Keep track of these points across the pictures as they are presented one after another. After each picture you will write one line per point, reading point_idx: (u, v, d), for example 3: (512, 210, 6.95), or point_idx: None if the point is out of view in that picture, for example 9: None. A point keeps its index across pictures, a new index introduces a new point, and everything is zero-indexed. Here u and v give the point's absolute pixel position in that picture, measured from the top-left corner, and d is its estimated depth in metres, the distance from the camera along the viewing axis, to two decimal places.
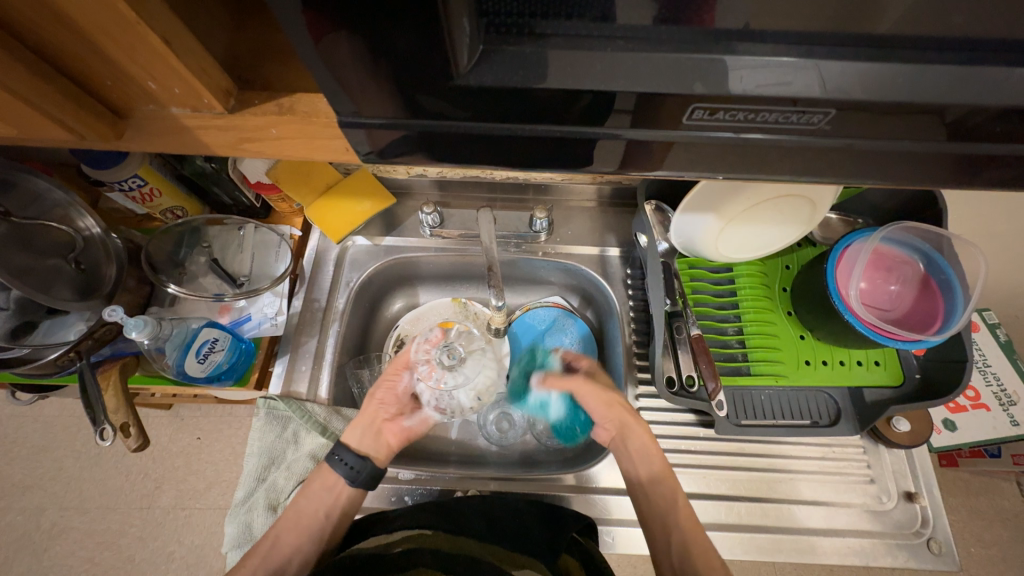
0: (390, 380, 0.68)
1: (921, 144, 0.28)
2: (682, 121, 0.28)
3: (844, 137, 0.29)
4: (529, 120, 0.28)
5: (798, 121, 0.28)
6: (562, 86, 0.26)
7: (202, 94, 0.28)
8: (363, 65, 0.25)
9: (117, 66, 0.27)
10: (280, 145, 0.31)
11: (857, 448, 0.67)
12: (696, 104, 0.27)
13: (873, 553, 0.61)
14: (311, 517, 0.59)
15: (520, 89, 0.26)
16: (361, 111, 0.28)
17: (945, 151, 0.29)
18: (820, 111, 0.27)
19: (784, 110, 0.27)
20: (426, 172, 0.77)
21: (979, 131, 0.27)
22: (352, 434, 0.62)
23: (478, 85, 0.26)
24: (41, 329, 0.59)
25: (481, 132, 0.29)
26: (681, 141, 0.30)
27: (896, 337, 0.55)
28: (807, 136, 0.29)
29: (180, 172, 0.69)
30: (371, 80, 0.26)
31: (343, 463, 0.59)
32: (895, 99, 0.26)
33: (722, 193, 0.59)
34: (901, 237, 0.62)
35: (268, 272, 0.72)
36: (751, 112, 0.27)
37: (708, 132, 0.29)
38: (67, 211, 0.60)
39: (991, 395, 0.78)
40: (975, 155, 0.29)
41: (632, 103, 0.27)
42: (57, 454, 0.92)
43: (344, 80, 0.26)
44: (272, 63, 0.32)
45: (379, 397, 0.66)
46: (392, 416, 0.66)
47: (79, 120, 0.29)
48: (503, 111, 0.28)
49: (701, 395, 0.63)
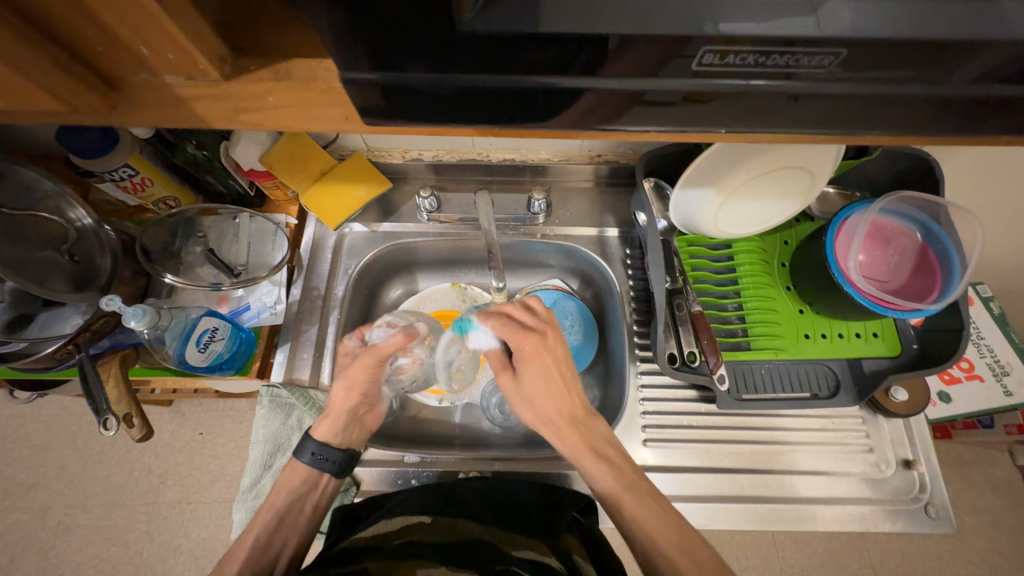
0: (367, 372, 0.57)
1: (928, 87, 0.28)
2: (695, 67, 0.28)
3: (853, 83, 0.28)
4: (534, 71, 0.28)
5: (810, 64, 0.27)
6: (568, 35, 0.26)
7: (197, 60, 0.27)
8: (367, 15, 0.25)
9: (107, 30, 0.26)
10: (279, 113, 0.31)
11: (855, 419, 0.68)
12: (708, 47, 0.26)
13: (872, 519, 0.63)
14: (298, 510, 0.57)
15: (524, 37, 0.26)
16: (362, 71, 0.28)
17: (954, 95, 0.29)
18: (829, 54, 0.26)
19: (797, 53, 0.26)
20: (422, 155, 0.77)
21: (985, 71, 0.27)
22: (328, 429, 0.58)
23: (487, 32, 0.26)
24: (38, 321, 0.58)
25: (485, 84, 0.29)
26: (691, 91, 0.29)
27: (896, 307, 0.56)
28: (819, 80, 0.28)
29: (171, 160, 0.67)
30: (375, 32, 0.25)
31: (312, 454, 0.56)
32: (904, 37, 0.25)
33: (722, 166, 0.58)
34: (900, 208, 0.62)
35: (265, 261, 0.71)
36: (764, 55, 0.27)
37: (715, 83, 0.29)
38: (57, 202, 0.59)
39: (985, 366, 0.79)
40: (977, 100, 0.29)
41: (638, 47, 0.26)
42: (58, 453, 0.91)
43: (346, 34, 0.25)
44: (267, 26, 0.31)
45: (358, 392, 0.58)
46: (368, 405, 0.61)
47: (72, 90, 0.28)
48: (509, 59, 0.27)
49: (703, 369, 0.64)
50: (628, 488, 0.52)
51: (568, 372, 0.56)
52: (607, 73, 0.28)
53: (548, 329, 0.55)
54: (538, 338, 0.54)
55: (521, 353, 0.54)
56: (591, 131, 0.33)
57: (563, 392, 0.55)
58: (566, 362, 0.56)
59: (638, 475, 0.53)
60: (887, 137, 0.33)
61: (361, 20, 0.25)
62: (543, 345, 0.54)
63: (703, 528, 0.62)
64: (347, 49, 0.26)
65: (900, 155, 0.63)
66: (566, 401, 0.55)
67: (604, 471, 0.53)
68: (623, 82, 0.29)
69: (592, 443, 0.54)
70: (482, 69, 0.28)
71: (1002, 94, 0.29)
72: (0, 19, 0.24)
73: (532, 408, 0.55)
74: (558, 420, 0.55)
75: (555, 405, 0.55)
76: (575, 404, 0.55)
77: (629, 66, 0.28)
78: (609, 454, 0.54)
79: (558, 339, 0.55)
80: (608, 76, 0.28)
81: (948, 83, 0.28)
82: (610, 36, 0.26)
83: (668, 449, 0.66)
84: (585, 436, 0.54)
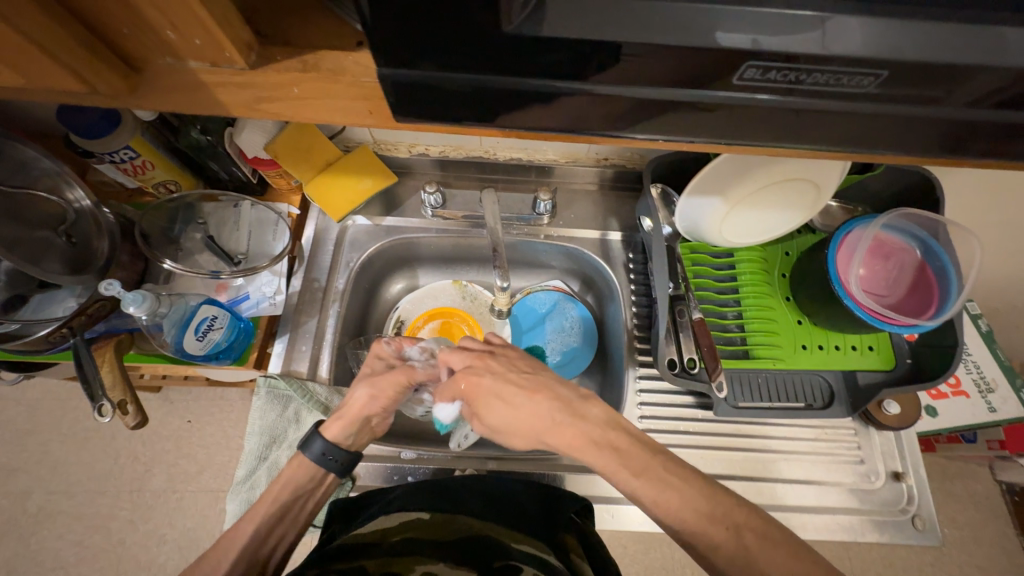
0: (396, 389, 0.59)
1: (947, 110, 0.29)
2: (734, 80, 0.28)
3: (879, 103, 0.29)
4: (563, 76, 0.28)
5: (845, 82, 0.27)
6: (602, 40, 0.26)
7: (224, 46, 0.27)
8: (405, 16, 0.24)
9: (135, 13, 0.25)
10: (302, 104, 0.31)
11: (848, 430, 0.69)
12: (749, 61, 0.27)
13: (860, 529, 0.64)
14: (298, 506, 0.56)
15: (559, 41, 0.26)
16: (392, 66, 0.27)
17: (971, 119, 0.29)
18: (858, 71, 0.27)
19: (833, 70, 0.27)
20: (429, 150, 0.77)
21: (1002, 97, 0.28)
22: (341, 430, 0.57)
23: (523, 35, 0.26)
24: (32, 304, 0.57)
25: (515, 86, 0.28)
26: (719, 101, 0.29)
27: (894, 322, 0.56)
28: (850, 98, 0.28)
29: (174, 144, 0.66)
30: (410, 31, 0.25)
31: (317, 452, 0.56)
32: (933, 59, 0.26)
33: (730, 175, 0.59)
34: (901, 224, 0.63)
35: (266, 251, 0.70)
36: (798, 71, 0.27)
37: (743, 95, 0.29)
38: (57, 182, 0.58)
39: (971, 382, 0.81)
40: (990, 124, 0.29)
41: (671, 54, 0.26)
42: (42, 437, 0.90)
43: (382, 31, 0.25)
44: (294, 16, 0.31)
45: (379, 403, 0.58)
46: (382, 416, 0.60)
47: (96, 73, 0.27)
48: (541, 62, 0.27)
49: (702, 376, 0.64)
50: (643, 472, 0.48)
51: (528, 381, 0.54)
52: (634, 79, 0.28)
53: (476, 358, 0.57)
54: (471, 367, 0.56)
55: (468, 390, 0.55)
56: (607, 136, 0.33)
57: (534, 402, 0.52)
58: (523, 371, 0.55)
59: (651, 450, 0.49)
60: (898, 155, 0.34)
61: (397, 17, 0.24)
62: (474, 372, 0.56)
63: None
64: (380, 44, 0.26)
65: (903, 172, 0.64)
66: (543, 407, 0.52)
67: (610, 458, 0.49)
68: (644, 88, 0.29)
69: (591, 435, 0.50)
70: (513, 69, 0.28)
71: (1014, 121, 0.29)
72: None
73: (513, 435, 0.53)
74: (537, 436, 0.52)
75: (530, 418, 0.52)
76: (553, 407, 0.52)
77: (658, 73, 0.28)
78: (615, 440, 0.50)
79: (489, 362, 0.57)
80: (636, 84, 0.28)
81: (970, 107, 0.29)
82: (644, 44, 0.26)
83: None
84: (581, 430, 0.51)
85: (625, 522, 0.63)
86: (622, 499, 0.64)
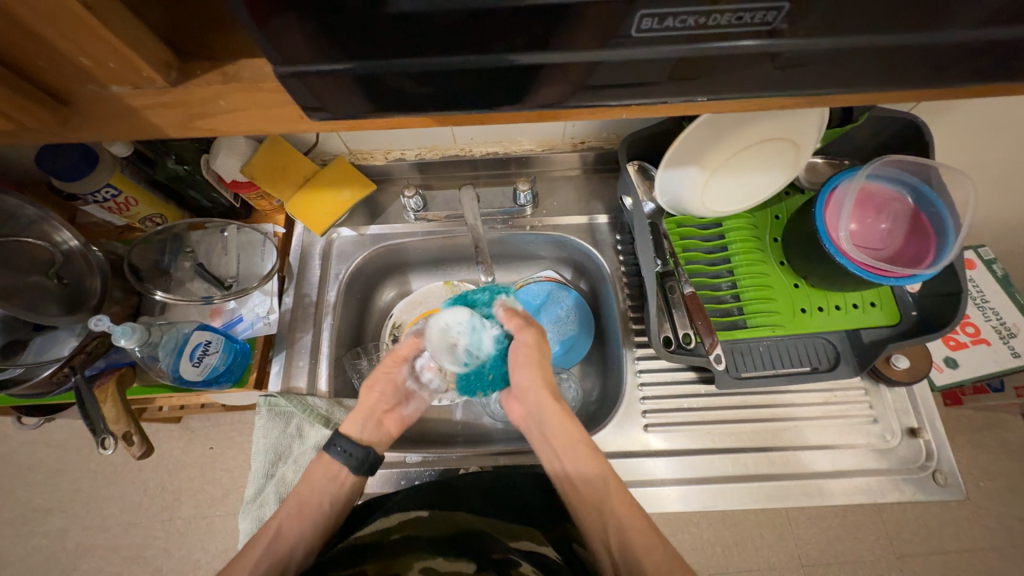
0: (386, 371, 0.63)
1: (913, 36, 0.26)
2: (633, 34, 0.26)
3: (823, 38, 0.26)
4: (474, 50, 0.26)
5: (752, 21, 0.25)
6: (507, 8, 0.24)
7: (141, 67, 0.27)
8: (288, 9, 0.23)
9: (47, 45, 0.25)
10: (234, 118, 0.31)
11: (858, 391, 0.67)
12: (645, 11, 0.25)
13: (881, 490, 0.62)
14: (316, 506, 0.56)
15: (467, 14, 0.24)
16: (302, 62, 0.26)
17: (937, 44, 0.27)
18: (765, 6, 0.25)
19: (738, 10, 0.25)
20: (405, 155, 0.76)
21: (969, 13, 0.25)
22: (353, 422, 0.59)
23: (417, 11, 0.24)
24: (33, 346, 0.58)
25: (425, 68, 0.27)
26: (642, 58, 0.27)
27: (888, 273, 0.55)
28: (765, 38, 0.26)
29: (154, 177, 0.67)
30: (299, 25, 0.24)
31: (341, 450, 0.57)
32: None
33: (704, 142, 0.58)
34: (890, 173, 0.61)
35: (255, 272, 0.71)
36: (705, 15, 0.25)
37: (679, 49, 0.27)
38: (43, 226, 0.59)
39: (991, 329, 0.78)
40: (963, 44, 0.27)
41: (588, 15, 0.25)
42: (72, 476, 0.92)
43: (268, 32, 0.24)
44: (217, 32, 0.31)
45: (378, 389, 0.61)
46: (392, 405, 0.63)
47: (26, 110, 0.28)
48: (452, 39, 0.26)
49: (700, 350, 0.63)
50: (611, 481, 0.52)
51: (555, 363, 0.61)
52: (566, 44, 0.27)
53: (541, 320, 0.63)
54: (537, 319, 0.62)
55: (523, 355, 0.58)
56: (557, 111, 0.32)
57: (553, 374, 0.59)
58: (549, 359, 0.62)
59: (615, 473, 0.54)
60: (871, 92, 0.32)
61: (282, 6, 0.23)
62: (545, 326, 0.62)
63: (710, 509, 0.62)
64: (286, 45, 0.25)
65: (887, 119, 0.62)
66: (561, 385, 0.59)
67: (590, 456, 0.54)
68: (576, 51, 0.27)
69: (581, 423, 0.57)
70: (419, 52, 0.26)
71: (990, 37, 0.26)
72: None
73: (534, 384, 0.58)
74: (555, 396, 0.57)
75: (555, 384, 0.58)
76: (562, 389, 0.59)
77: (587, 38, 0.26)
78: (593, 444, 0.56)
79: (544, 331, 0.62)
80: (567, 50, 0.27)
81: (935, 30, 0.26)
82: (557, 8, 0.24)
83: (669, 433, 0.65)
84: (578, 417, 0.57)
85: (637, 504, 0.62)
86: (636, 483, 0.63)
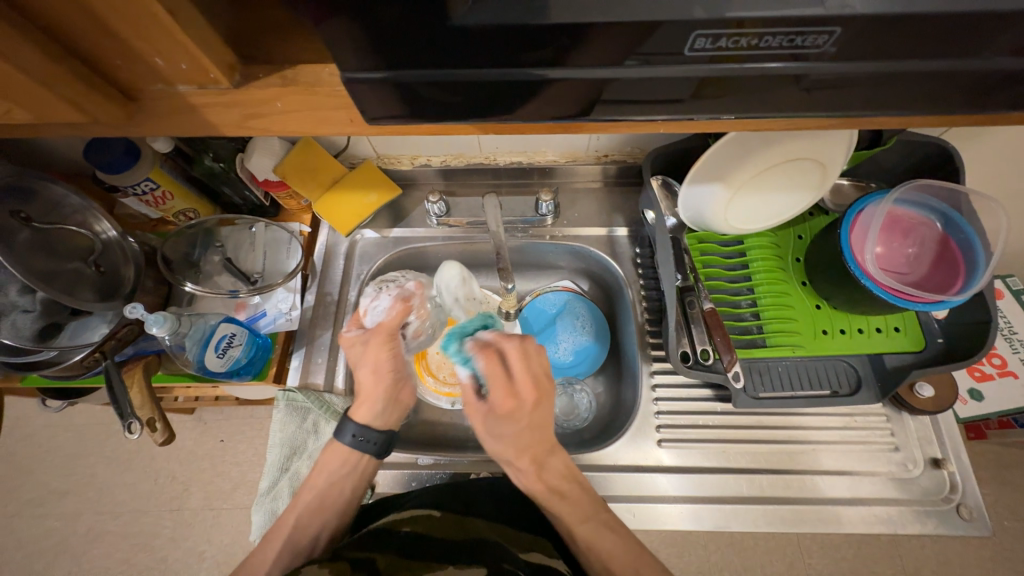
0: (386, 350, 0.56)
1: (957, 61, 0.26)
2: (684, 52, 0.27)
3: (870, 60, 0.27)
4: (525, 62, 0.27)
5: (801, 44, 0.26)
6: (559, 24, 0.25)
7: (208, 68, 0.29)
8: (354, 20, 0.24)
9: (125, 45, 0.27)
10: (287, 119, 0.32)
11: (879, 417, 0.66)
12: (697, 31, 0.25)
13: (901, 520, 0.60)
14: (336, 494, 0.58)
15: (521, 28, 0.25)
16: (362, 69, 0.27)
17: (980, 71, 0.27)
18: (813, 30, 0.25)
19: (787, 32, 0.25)
20: (430, 161, 0.78)
21: (1015, 42, 0.25)
22: (368, 412, 0.57)
23: (481, 26, 0.25)
24: (68, 330, 0.60)
25: (473, 77, 0.28)
26: (686, 73, 0.28)
27: (917, 299, 0.54)
28: (812, 60, 0.27)
29: (191, 173, 0.70)
30: (364, 36, 0.25)
31: (349, 433, 0.58)
32: (919, 10, 0.24)
33: (730, 160, 0.58)
34: (917, 197, 0.60)
35: (280, 269, 0.73)
36: (754, 37, 0.25)
37: (724, 66, 0.27)
38: (85, 216, 0.61)
39: (1019, 362, 0.76)
40: (1003, 72, 0.27)
41: (636, 34, 0.25)
42: (89, 461, 0.94)
43: (332, 40, 0.25)
44: (276, 38, 0.32)
45: (386, 371, 0.56)
46: (400, 381, 0.58)
47: (96, 103, 0.29)
48: (504, 50, 0.26)
49: (718, 367, 0.63)
50: (586, 521, 0.53)
51: (532, 422, 0.53)
52: (611, 59, 0.27)
53: (520, 382, 0.51)
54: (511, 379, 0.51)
55: (484, 414, 0.53)
56: (592, 121, 0.33)
57: (524, 435, 0.53)
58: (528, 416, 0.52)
59: (596, 506, 0.54)
60: (911, 115, 0.32)
61: (349, 18, 0.24)
62: (520, 389, 0.51)
63: (721, 530, 0.61)
64: (347, 53, 0.26)
65: (918, 143, 0.61)
66: (532, 445, 0.53)
67: (561, 504, 0.53)
68: (623, 65, 0.27)
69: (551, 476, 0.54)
70: (471, 62, 0.27)
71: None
72: (24, 34, 0.26)
73: (501, 444, 0.54)
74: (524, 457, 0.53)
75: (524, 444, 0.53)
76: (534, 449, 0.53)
77: (633, 52, 0.27)
78: (568, 491, 0.54)
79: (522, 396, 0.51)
80: (611, 65, 0.27)
81: (981, 57, 0.26)
82: (608, 25, 0.25)
83: (683, 449, 0.65)
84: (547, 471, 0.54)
85: (648, 521, 0.61)
86: (646, 498, 0.62)
